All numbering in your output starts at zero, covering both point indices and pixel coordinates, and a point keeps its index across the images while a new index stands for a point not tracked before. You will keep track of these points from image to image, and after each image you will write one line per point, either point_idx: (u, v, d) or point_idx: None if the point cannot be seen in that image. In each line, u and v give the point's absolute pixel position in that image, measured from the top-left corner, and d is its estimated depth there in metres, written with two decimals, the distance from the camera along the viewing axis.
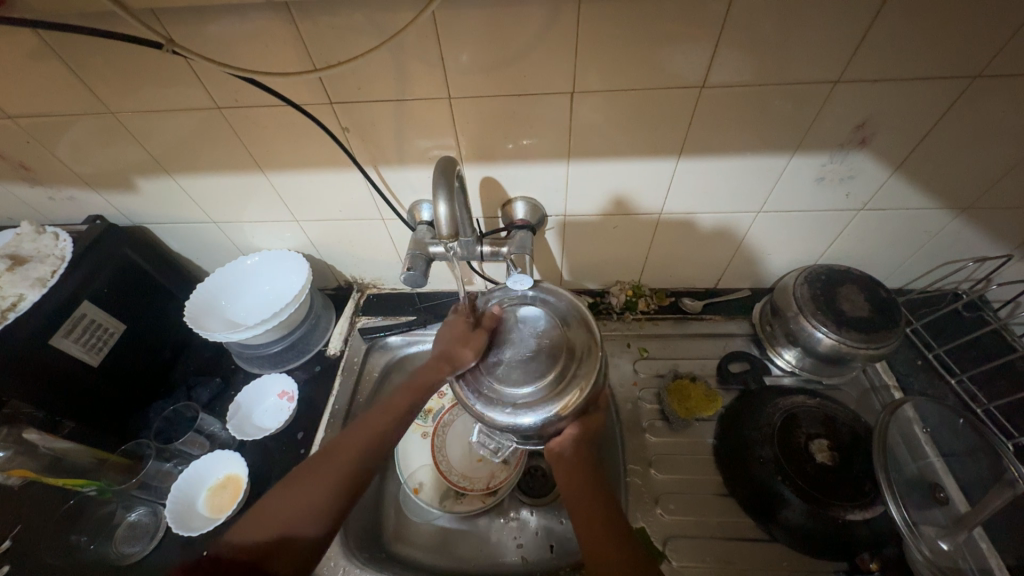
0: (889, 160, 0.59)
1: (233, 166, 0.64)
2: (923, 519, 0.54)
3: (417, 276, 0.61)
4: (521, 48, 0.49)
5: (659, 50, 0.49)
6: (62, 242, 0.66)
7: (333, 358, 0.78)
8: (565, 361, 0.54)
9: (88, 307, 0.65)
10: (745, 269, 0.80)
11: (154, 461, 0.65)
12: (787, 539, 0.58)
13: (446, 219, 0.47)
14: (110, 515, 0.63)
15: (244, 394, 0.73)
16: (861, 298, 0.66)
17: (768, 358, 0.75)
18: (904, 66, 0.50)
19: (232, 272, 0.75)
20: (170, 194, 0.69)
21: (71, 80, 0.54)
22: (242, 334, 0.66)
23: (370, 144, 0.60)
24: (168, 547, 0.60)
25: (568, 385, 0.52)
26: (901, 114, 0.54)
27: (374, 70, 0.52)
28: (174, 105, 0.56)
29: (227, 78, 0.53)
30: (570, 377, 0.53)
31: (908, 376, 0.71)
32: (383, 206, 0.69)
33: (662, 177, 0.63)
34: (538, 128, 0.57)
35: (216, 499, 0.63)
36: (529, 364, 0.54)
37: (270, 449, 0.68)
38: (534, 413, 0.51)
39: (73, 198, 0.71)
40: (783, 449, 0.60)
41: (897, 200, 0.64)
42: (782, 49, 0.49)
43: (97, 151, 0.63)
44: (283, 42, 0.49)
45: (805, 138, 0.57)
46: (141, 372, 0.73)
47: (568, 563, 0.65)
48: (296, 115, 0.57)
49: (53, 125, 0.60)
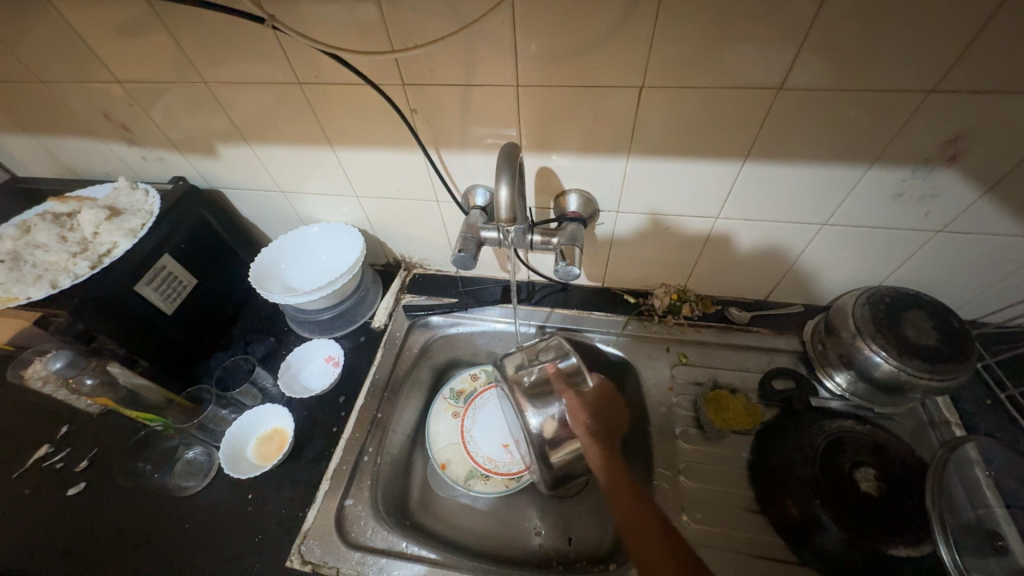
0: (980, 180, 0.55)
1: (305, 140, 0.68)
2: (974, 566, 0.50)
3: (467, 258, 0.63)
4: (593, 40, 0.49)
5: (738, 48, 0.48)
6: (151, 198, 0.72)
7: (377, 331, 0.82)
8: (527, 382, 0.64)
9: (167, 260, 0.71)
10: (801, 284, 0.76)
11: (213, 406, 0.70)
12: (819, 566, 0.56)
13: (505, 203, 0.48)
14: (173, 450, 0.70)
15: (294, 355, 0.78)
16: (928, 325, 0.62)
17: (817, 379, 0.71)
18: (1012, 78, 0.46)
19: (293, 240, 0.80)
20: (246, 162, 0.74)
21: (174, 50, 0.59)
22: (299, 298, 0.71)
23: (434, 127, 0.62)
24: (218, 485, 0.65)
25: (539, 394, 0.63)
26: (1002, 130, 0.50)
27: (448, 54, 0.53)
28: (260, 78, 0.60)
29: (311, 54, 0.56)
30: (525, 389, 0.64)
31: (974, 415, 0.66)
32: (440, 188, 0.71)
33: (723, 181, 0.62)
34: (600, 122, 0.57)
35: (263, 448, 0.68)
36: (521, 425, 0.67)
37: (314, 409, 0.72)
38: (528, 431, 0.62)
39: (162, 159, 0.78)
40: (825, 473, 0.58)
41: (984, 225, 0.60)
42: (874, 51, 0.46)
43: (187, 117, 0.69)
44: (366, 22, 0.51)
45: (886, 150, 0.54)
46: (206, 324, 0.79)
47: (586, 555, 0.66)
48: (369, 93, 0.59)
49: (154, 91, 0.65)
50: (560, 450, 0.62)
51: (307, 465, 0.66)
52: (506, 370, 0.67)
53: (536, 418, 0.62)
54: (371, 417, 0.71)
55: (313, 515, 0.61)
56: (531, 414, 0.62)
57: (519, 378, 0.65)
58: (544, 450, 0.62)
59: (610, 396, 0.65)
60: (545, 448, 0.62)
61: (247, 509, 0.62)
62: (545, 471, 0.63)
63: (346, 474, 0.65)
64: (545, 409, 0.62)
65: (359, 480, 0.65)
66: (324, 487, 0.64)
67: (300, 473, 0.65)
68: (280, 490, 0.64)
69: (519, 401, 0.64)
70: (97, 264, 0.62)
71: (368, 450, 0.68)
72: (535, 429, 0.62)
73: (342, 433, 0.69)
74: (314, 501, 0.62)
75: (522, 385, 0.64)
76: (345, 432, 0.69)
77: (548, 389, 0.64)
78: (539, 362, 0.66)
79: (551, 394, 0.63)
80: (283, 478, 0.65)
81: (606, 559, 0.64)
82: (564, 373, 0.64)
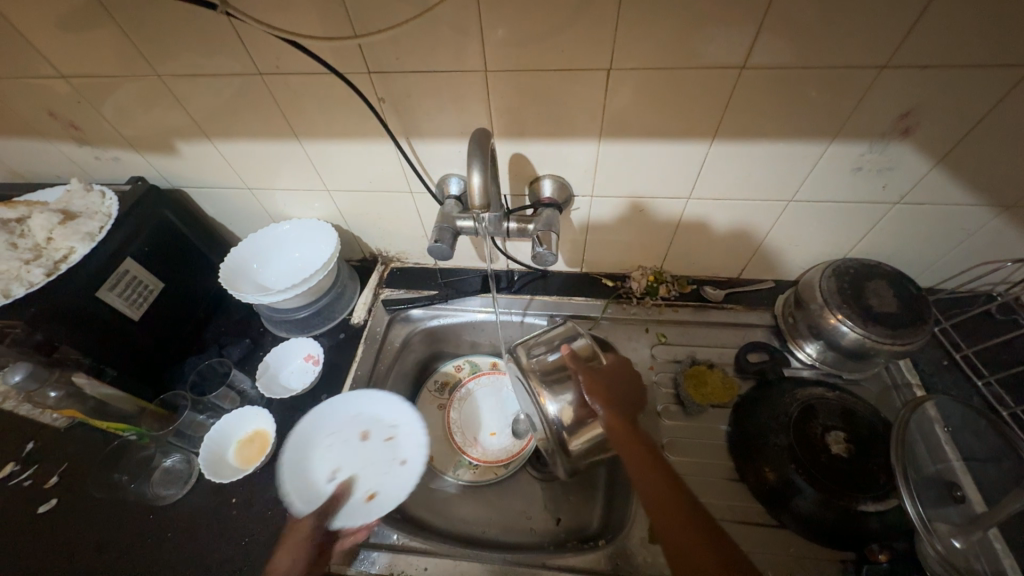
0: (931, 152, 0.57)
1: (270, 133, 0.66)
2: (937, 516, 0.54)
3: (444, 248, 0.62)
4: (558, 23, 0.49)
5: (702, 27, 0.48)
6: (108, 200, 0.69)
7: (356, 327, 0.81)
8: (541, 369, 0.61)
9: (130, 264, 0.68)
10: (771, 261, 0.79)
11: (189, 412, 0.69)
12: (797, 528, 0.58)
13: (479, 189, 0.48)
14: (149, 459, 0.67)
15: (272, 355, 0.76)
16: (889, 294, 0.65)
17: (789, 350, 0.74)
18: (958, 53, 0.48)
19: (264, 238, 0.78)
20: (209, 159, 0.72)
21: (123, 42, 0.56)
22: (273, 297, 0.69)
23: (403, 115, 0.61)
24: (199, 492, 0.63)
25: (554, 380, 0.60)
26: (949, 103, 0.52)
27: (413, 40, 0.52)
28: (218, 70, 0.58)
29: (270, 43, 0.54)
30: (541, 375, 0.61)
31: (932, 376, 0.70)
32: (413, 179, 0.70)
33: (693, 161, 0.63)
34: (571, 106, 0.57)
35: (244, 451, 0.67)
36: (536, 415, 0.63)
37: (296, 409, 0.71)
38: (545, 419, 0.59)
39: (117, 158, 0.74)
40: (799, 439, 0.60)
41: (936, 195, 0.63)
42: (828, 30, 0.47)
43: (142, 113, 0.65)
44: (327, 10, 0.50)
45: (844, 126, 0.56)
46: (177, 329, 0.77)
47: (573, 535, 0.67)
48: (334, 83, 0.58)
49: (103, 86, 0.62)
50: (578, 436, 0.57)
51: None
52: (520, 358, 0.64)
53: (553, 406, 0.58)
54: (355, 413, 0.70)
55: None
56: (548, 401, 0.58)
57: (534, 364, 0.62)
58: (562, 437, 0.57)
59: (626, 372, 0.62)
60: (563, 435, 0.57)
61: (231, 514, 0.61)
62: (565, 462, 0.59)
63: (332, 472, 0.64)
64: (562, 396, 0.59)
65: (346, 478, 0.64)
66: (310, 487, 0.63)
67: None
68: (265, 492, 0.63)
69: (534, 389, 0.60)
70: (53, 271, 0.60)
71: (354, 446, 0.67)
72: (554, 416, 0.58)
73: (326, 431, 0.68)
74: (300, 501, 0.61)
75: (537, 373, 0.61)
76: (329, 430, 0.68)
77: (563, 376, 0.60)
78: (549, 350, 0.63)
79: (567, 379, 0.60)
80: (267, 480, 0.64)
81: (596, 537, 0.65)
82: (578, 356, 0.61)
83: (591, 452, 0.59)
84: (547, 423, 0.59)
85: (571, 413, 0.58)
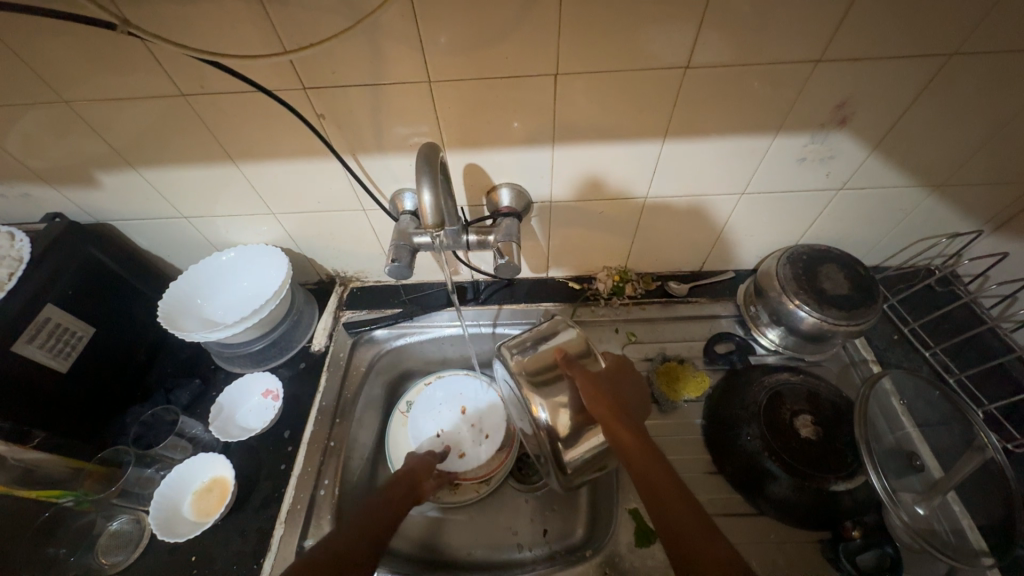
0: (868, 139, 0.60)
1: (202, 158, 0.61)
2: (900, 486, 0.57)
3: (402, 267, 0.60)
4: (499, 30, 0.48)
5: (643, 29, 0.48)
6: (19, 242, 0.62)
7: (317, 354, 0.76)
8: (528, 373, 0.57)
9: (52, 310, 0.62)
10: (729, 252, 0.80)
11: (134, 467, 0.63)
12: (774, 513, 0.59)
13: (431, 209, 0.46)
14: (90, 525, 0.61)
15: (226, 394, 0.71)
16: (841, 276, 0.67)
17: (753, 338, 0.76)
18: (884, 45, 0.50)
19: (207, 269, 0.72)
20: (135, 189, 0.66)
21: (18, 68, 0.50)
22: (221, 333, 0.64)
23: (346, 131, 0.58)
24: (153, 554, 0.58)
25: (545, 382, 0.56)
26: (880, 92, 0.55)
27: (349, 53, 0.49)
28: (134, 93, 0.53)
29: (191, 62, 0.50)
30: (530, 379, 0.57)
31: (885, 350, 0.74)
32: (364, 196, 0.67)
33: (647, 161, 0.63)
34: (521, 112, 0.56)
35: (202, 503, 0.61)
36: (526, 418, 0.59)
37: (256, 450, 0.66)
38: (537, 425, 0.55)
39: (28, 195, 0.67)
40: (769, 426, 0.62)
41: (875, 180, 0.66)
42: (763, 29, 0.48)
43: (51, 144, 0.59)
44: (252, 25, 0.47)
45: (786, 120, 0.58)
46: (116, 376, 0.71)
47: (561, 547, 0.66)
48: (267, 101, 0.54)
49: (2, 118, 0.56)
50: (576, 447, 0.53)
51: (255, 512, 0.61)
52: (505, 359, 0.60)
53: (544, 411, 0.54)
54: (323, 446, 0.66)
55: (270, 563, 0.56)
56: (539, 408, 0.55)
57: (521, 366, 0.58)
58: (556, 447, 0.54)
59: (627, 373, 0.59)
60: (557, 445, 0.53)
61: (191, 573, 0.56)
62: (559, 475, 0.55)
63: (302, 514, 0.60)
64: (553, 401, 0.55)
65: (317, 518, 0.61)
66: (279, 531, 0.59)
67: (249, 521, 0.60)
68: (228, 545, 0.58)
69: (524, 393, 0.57)
70: None
71: (324, 483, 0.63)
72: (546, 425, 0.54)
73: (293, 469, 0.64)
74: (269, 549, 0.58)
75: (525, 375, 0.57)
76: (296, 468, 0.64)
77: (554, 378, 0.57)
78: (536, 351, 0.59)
79: (558, 381, 0.56)
80: (229, 531, 0.59)
81: (582, 545, 0.65)
82: (569, 357, 0.58)
83: (590, 464, 0.54)
84: (539, 429, 0.55)
85: (564, 420, 0.54)
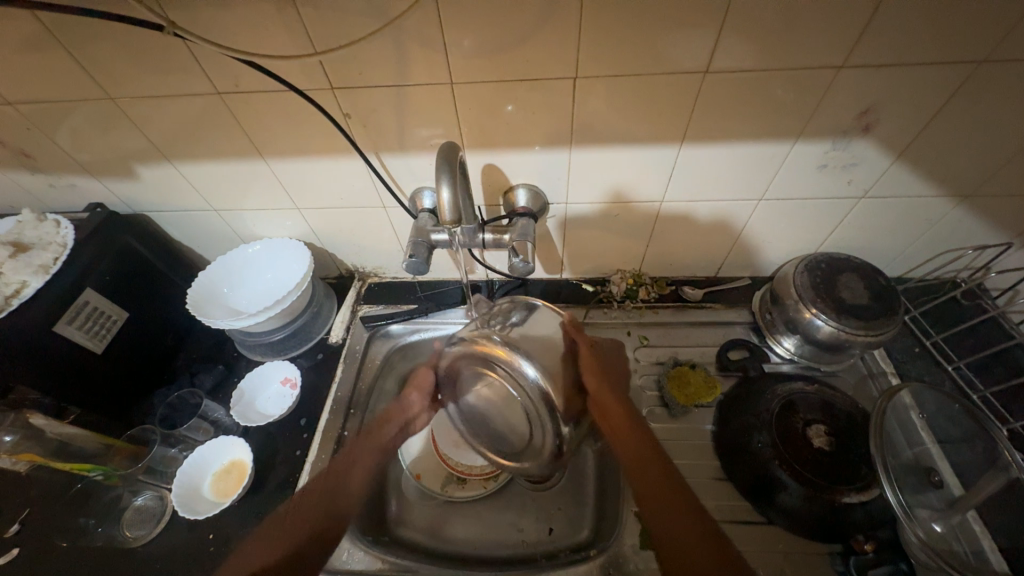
0: (891, 147, 0.59)
1: (233, 153, 0.64)
2: (918, 502, 0.55)
3: (420, 262, 0.62)
4: (522, 33, 0.49)
5: (664, 33, 0.49)
6: (63, 229, 0.66)
7: (335, 346, 0.79)
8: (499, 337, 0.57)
9: (91, 294, 0.65)
10: (746, 258, 0.80)
11: (160, 446, 0.65)
12: (784, 523, 0.59)
13: (449, 205, 0.47)
14: (116, 500, 0.64)
15: (247, 381, 0.74)
16: (860, 285, 0.66)
17: (767, 346, 0.75)
18: (910, 51, 0.49)
19: (233, 260, 0.75)
20: (171, 182, 0.69)
21: (71, 66, 0.54)
22: (245, 321, 0.67)
23: (370, 130, 0.60)
24: (174, 530, 0.61)
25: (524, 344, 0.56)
26: (905, 99, 0.54)
27: (377, 55, 0.51)
28: (174, 91, 0.56)
29: (228, 62, 0.52)
30: (507, 339, 0.56)
31: (905, 363, 0.72)
32: (385, 194, 0.69)
33: (664, 165, 0.63)
34: (539, 114, 0.57)
35: (221, 483, 0.64)
36: (502, 386, 0.59)
37: (274, 435, 0.69)
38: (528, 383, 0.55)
39: (73, 185, 0.71)
40: (781, 435, 0.61)
41: (898, 189, 0.64)
42: (784, 34, 0.48)
43: (97, 138, 0.63)
44: (286, 27, 0.49)
45: (807, 126, 0.57)
46: (146, 360, 0.74)
47: (566, 546, 0.67)
48: (296, 100, 0.56)
49: (54, 112, 0.59)
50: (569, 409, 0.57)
51: (271, 495, 0.63)
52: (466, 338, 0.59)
53: (531, 367, 0.55)
54: (337, 435, 0.68)
55: None
56: (526, 365, 0.55)
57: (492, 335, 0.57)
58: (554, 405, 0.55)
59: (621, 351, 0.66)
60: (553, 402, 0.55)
61: (209, 551, 0.59)
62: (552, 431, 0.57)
63: None
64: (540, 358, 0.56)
65: None
66: None
67: (265, 504, 0.62)
68: (244, 525, 0.60)
69: (503, 355, 0.56)
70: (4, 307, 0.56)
71: None
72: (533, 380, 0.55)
73: (307, 455, 0.66)
74: None
75: (502, 340, 0.56)
76: (310, 454, 0.66)
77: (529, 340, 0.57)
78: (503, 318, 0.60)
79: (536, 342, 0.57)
80: (245, 513, 0.61)
81: (587, 546, 0.65)
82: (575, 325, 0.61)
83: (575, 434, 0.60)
84: (526, 389, 0.56)
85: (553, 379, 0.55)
